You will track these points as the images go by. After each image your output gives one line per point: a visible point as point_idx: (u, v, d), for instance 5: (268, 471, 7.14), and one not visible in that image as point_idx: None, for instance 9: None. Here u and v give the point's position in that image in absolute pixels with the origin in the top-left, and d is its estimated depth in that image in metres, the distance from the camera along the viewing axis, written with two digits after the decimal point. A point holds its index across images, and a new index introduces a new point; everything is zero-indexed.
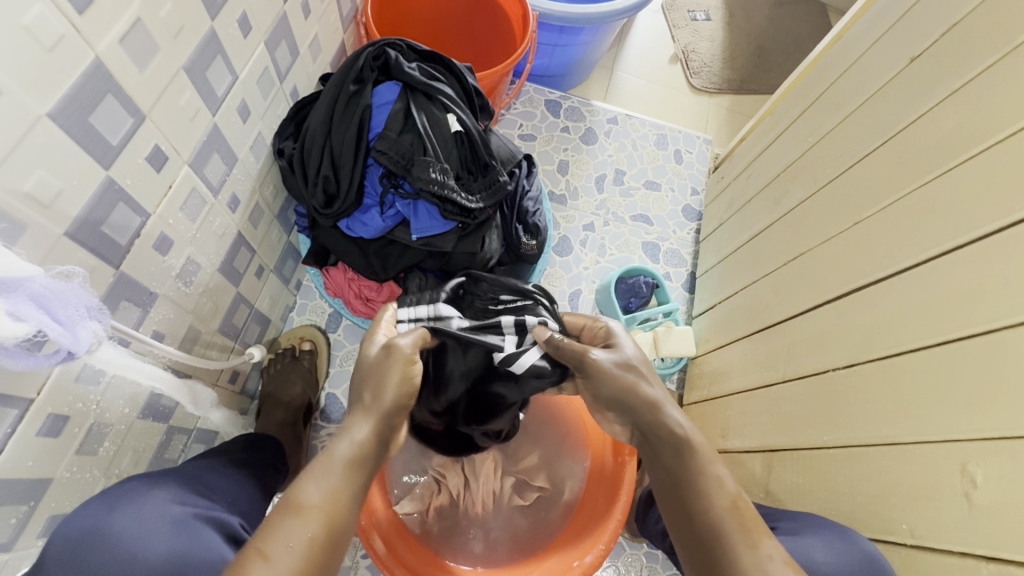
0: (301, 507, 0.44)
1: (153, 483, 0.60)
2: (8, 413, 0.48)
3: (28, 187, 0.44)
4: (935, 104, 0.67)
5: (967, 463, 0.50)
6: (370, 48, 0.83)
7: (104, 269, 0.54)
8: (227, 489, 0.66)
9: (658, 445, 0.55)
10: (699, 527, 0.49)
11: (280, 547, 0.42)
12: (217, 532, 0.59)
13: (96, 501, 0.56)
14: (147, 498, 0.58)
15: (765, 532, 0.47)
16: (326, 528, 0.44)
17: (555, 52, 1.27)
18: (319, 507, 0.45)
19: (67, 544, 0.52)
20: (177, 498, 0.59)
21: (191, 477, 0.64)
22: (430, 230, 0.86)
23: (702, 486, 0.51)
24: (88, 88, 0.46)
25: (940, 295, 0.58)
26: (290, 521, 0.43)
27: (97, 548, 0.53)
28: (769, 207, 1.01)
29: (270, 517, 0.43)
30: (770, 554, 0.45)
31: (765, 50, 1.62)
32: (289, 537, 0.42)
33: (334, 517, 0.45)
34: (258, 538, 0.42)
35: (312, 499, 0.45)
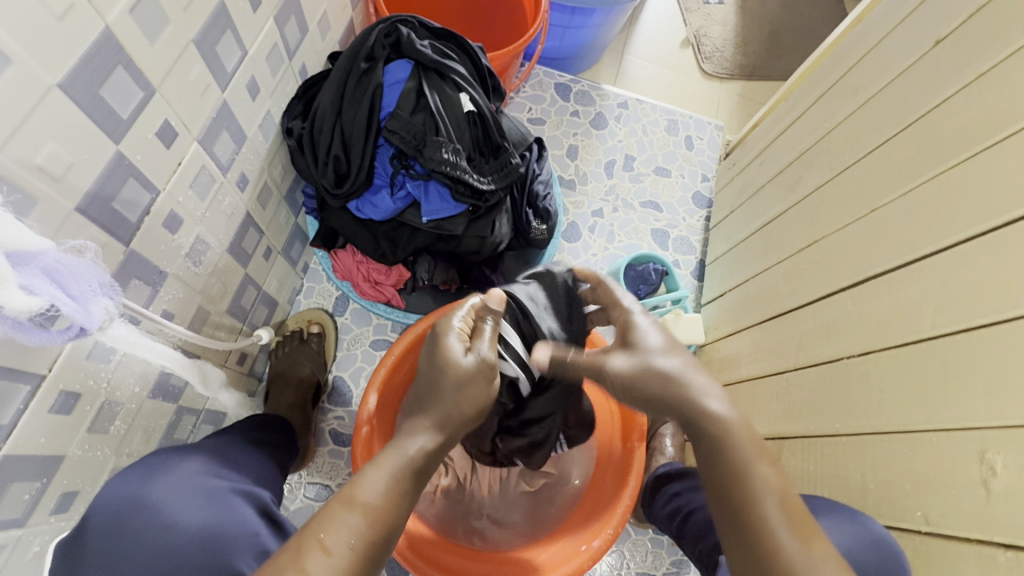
0: (361, 503, 0.45)
1: (183, 454, 0.61)
2: (19, 389, 0.47)
3: (39, 160, 0.43)
4: (959, 87, 0.65)
5: (986, 451, 0.50)
6: (381, 25, 0.82)
7: (115, 246, 0.53)
8: (249, 465, 0.67)
9: (706, 433, 0.54)
10: (749, 517, 0.48)
11: (338, 542, 0.42)
12: (251, 506, 0.59)
13: (132, 470, 0.57)
14: (179, 469, 0.58)
15: (815, 532, 0.47)
16: (381, 528, 0.45)
17: (565, 34, 1.24)
18: (379, 505, 0.46)
19: (107, 511, 0.53)
20: (204, 471, 0.60)
21: (217, 452, 0.64)
22: (441, 213, 0.85)
23: (753, 483, 0.50)
24: (98, 58, 0.45)
25: (960, 282, 0.57)
26: (349, 517, 0.44)
27: (140, 512, 0.53)
28: (782, 194, 0.99)
29: (330, 509, 0.44)
30: (822, 555, 0.45)
31: (779, 35, 1.59)
32: (346, 533, 0.43)
33: (389, 514, 0.46)
34: (317, 528, 0.43)
35: (373, 496, 0.46)
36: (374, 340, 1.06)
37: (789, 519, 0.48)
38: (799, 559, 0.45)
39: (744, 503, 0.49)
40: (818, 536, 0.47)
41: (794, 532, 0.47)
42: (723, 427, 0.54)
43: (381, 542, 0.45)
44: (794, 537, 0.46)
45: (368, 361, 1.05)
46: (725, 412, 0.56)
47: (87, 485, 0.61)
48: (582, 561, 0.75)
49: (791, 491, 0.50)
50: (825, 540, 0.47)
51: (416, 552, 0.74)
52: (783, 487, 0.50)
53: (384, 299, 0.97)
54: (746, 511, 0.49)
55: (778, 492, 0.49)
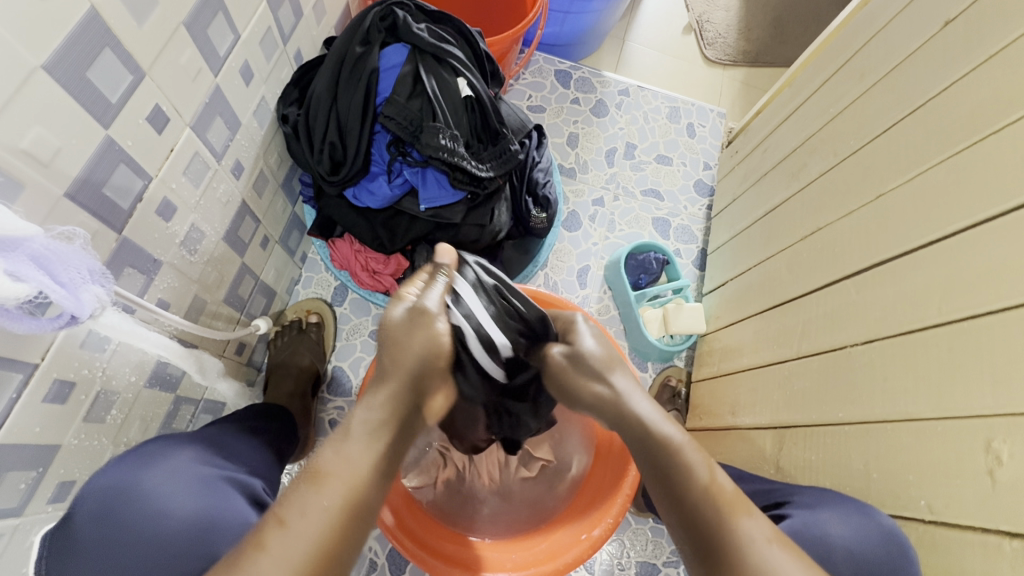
0: (318, 476, 0.45)
1: (177, 445, 0.60)
2: (12, 378, 0.47)
3: (25, 144, 0.42)
4: (967, 69, 0.64)
5: (992, 439, 0.49)
6: (377, 8, 0.80)
7: (107, 234, 0.53)
8: (243, 454, 0.66)
9: (631, 429, 0.55)
10: (681, 507, 0.48)
11: (294, 517, 0.42)
12: (242, 495, 0.58)
13: (123, 459, 0.57)
14: (175, 458, 0.58)
15: (744, 512, 0.46)
16: (346, 498, 0.44)
17: (566, 19, 1.22)
18: (340, 475, 0.45)
19: (99, 500, 0.53)
20: (195, 459, 0.59)
21: (212, 442, 0.64)
22: (439, 200, 0.84)
23: (685, 471, 0.50)
24: (84, 39, 0.44)
25: (966, 269, 0.56)
26: (307, 491, 0.43)
27: (130, 503, 0.53)
28: (785, 181, 0.98)
29: (291, 487, 0.44)
30: (751, 532, 0.45)
31: (783, 21, 1.56)
32: (304, 507, 0.43)
33: (356, 484, 0.45)
34: (278, 503, 0.43)
35: (331, 467, 0.45)
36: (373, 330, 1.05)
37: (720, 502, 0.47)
38: (732, 541, 0.44)
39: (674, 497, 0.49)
40: (750, 514, 0.46)
41: (723, 513, 0.46)
42: (649, 424, 0.54)
43: (350, 514, 0.44)
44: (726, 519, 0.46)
45: (367, 351, 1.04)
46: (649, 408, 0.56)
47: (84, 474, 0.60)
48: (582, 550, 0.74)
49: (720, 475, 0.50)
50: (758, 516, 0.47)
51: (416, 543, 0.73)
52: (711, 472, 0.50)
53: (383, 289, 0.94)
54: (679, 498, 0.49)
55: (705, 478, 0.49)
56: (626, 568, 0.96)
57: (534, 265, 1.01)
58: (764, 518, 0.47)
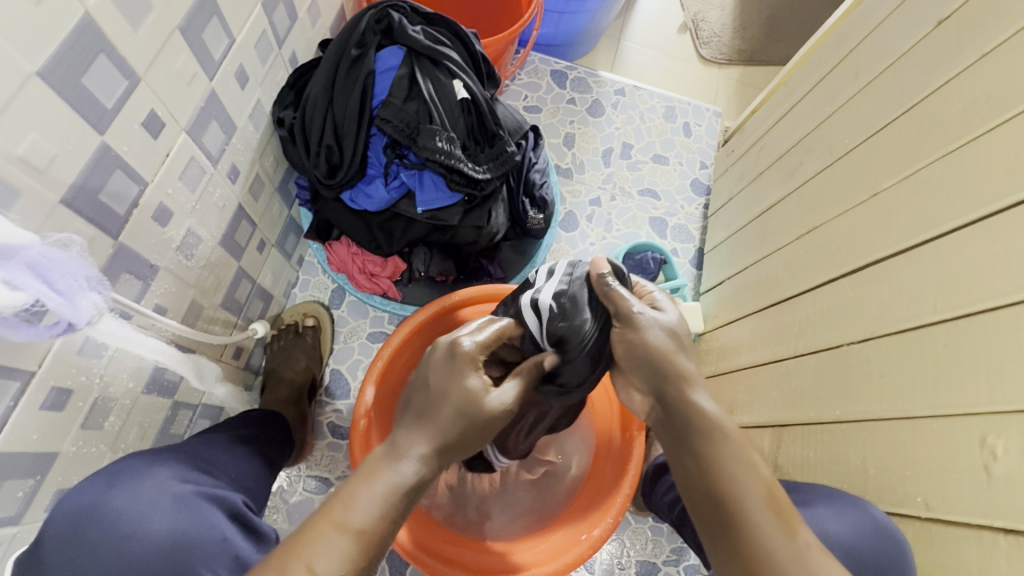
0: (344, 526, 0.43)
1: (154, 461, 0.59)
2: (9, 386, 0.46)
3: (20, 151, 0.42)
4: (961, 68, 0.64)
5: (987, 436, 0.50)
6: (372, 11, 0.80)
7: (104, 240, 0.52)
8: (227, 466, 0.66)
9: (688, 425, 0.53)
10: (731, 515, 0.48)
11: (323, 568, 0.41)
12: (221, 511, 0.58)
13: (92, 479, 0.56)
14: (151, 476, 0.57)
15: (799, 521, 0.47)
16: (366, 554, 0.43)
17: (561, 20, 1.22)
18: (367, 528, 0.43)
19: (65, 521, 0.52)
20: (173, 474, 0.59)
21: (192, 455, 0.63)
22: (436, 203, 0.84)
23: (741, 476, 0.49)
24: (78, 45, 0.44)
25: (961, 267, 0.57)
26: (332, 541, 0.42)
27: (97, 524, 0.52)
28: (781, 180, 0.98)
29: (315, 529, 0.43)
30: (804, 545, 0.45)
31: (777, 19, 1.56)
32: (331, 560, 0.41)
33: (380, 536, 0.44)
34: (305, 549, 0.42)
35: (361, 519, 0.43)
36: (371, 333, 1.05)
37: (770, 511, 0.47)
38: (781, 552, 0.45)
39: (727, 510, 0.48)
40: (796, 527, 0.46)
41: (781, 522, 0.46)
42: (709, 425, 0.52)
43: (367, 569, 0.43)
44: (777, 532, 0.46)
45: (366, 353, 1.04)
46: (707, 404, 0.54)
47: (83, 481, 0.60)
48: (582, 550, 0.74)
49: (772, 480, 0.49)
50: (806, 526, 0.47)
51: (418, 544, 0.74)
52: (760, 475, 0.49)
53: (381, 290, 0.96)
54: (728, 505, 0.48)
55: (754, 479, 0.49)
56: (626, 567, 0.97)
57: (532, 266, 1.01)
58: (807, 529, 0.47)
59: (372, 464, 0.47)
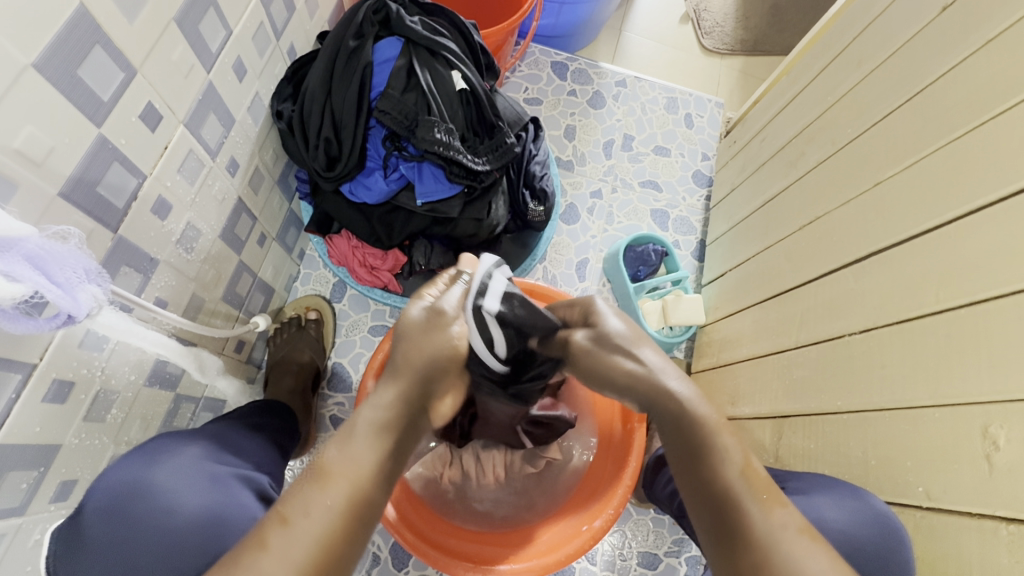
0: (323, 474, 0.43)
1: (184, 440, 0.60)
2: (10, 378, 0.47)
3: (17, 144, 0.42)
4: (965, 55, 0.63)
5: (990, 425, 0.49)
6: (370, 2, 0.80)
7: (103, 233, 0.53)
8: (251, 450, 0.66)
9: (678, 419, 0.52)
10: (715, 495, 0.47)
11: (297, 516, 0.41)
12: (250, 491, 0.59)
13: (132, 456, 0.57)
14: (182, 453, 0.58)
15: (778, 501, 0.46)
16: (347, 500, 0.43)
17: (561, 10, 1.21)
18: (343, 472, 0.44)
19: (105, 498, 0.53)
20: (204, 456, 0.59)
21: (217, 436, 0.64)
22: (436, 195, 0.83)
23: (716, 451, 0.49)
24: (73, 37, 0.44)
25: (964, 257, 0.56)
26: (312, 489, 0.42)
27: (140, 500, 0.53)
28: (784, 170, 0.97)
29: (295, 483, 0.43)
30: (783, 522, 0.44)
31: (780, 8, 1.54)
32: (309, 508, 0.41)
33: (360, 483, 0.44)
34: (281, 502, 0.42)
35: (336, 464, 0.44)
36: (373, 326, 1.05)
37: (753, 489, 0.47)
38: (766, 532, 0.44)
39: (721, 498, 0.46)
40: (784, 505, 0.46)
41: (755, 499, 0.46)
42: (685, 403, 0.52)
43: (349, 517, 0.42)
44: (759, 507, 0.45)
45: (367, 347, 1.04)
46: (684, 387, 0.54)
47: (87, 473, 0.61)
48: (583, 542, 0.75)
49: (752, 460, 0.49)
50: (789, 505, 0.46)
51: (419, 537, 0.74)
52: (746, 458, 0.49)
53: (382, 284, 0.95)
54: (722, 491, 0.47)
55: (739, 460, 0.48)
56: (628, 559, 0.97)
57: (533, 258, 1.01)
58: (794, 509, 0.46)
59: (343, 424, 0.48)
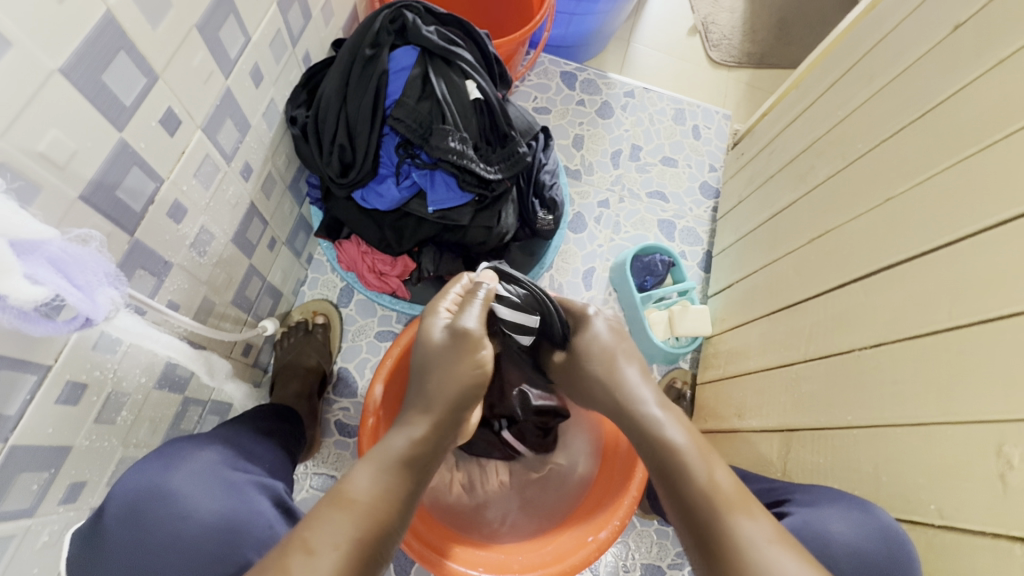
0: (345, 500, 0.47)
1: (197, 444, 0.60)
2: (26, 379, 0.47)
3: (41, 147, 0.42)
4: (978, 73, 0.64)
5: (1004, 444, 0.49)
6: (386, 11, 0.80)
7: (120, 236, 0.53)
8: (262, 455, 0.66)
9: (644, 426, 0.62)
10: (696, 522, 0.50)
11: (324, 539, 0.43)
12: (267, 498, 0.59)
13: (150, 460, 0.57)
14: (197, 458, 0.58)
15: (748, 512, 0.49)
16: (368, 524, 0.46)
17: (571, 21, 1.23)
18: (365, 501, 0.48)
19: (127, 498, 0.53)
20: (221, 461, 0.60)
21: (231, 441, 0.64)
22: (447, 203, 0.84)
23: (685, 475, 0.54)
24: (99, 43, 0.44)
25: (978, 274, 0.56)
26: (335, 512, 0.46)
27: (157, 503, 0.53)
28: (793, 183, 0.98)
29: (318, 508, 0.47)
30: (756, 532, 0.47)
31: (787, 22, 1.56)
32: (332, 533, 0.44)
33: (379, 511, 0.48)
34: (305, 528, 0.45)
35: (359, 493, 0.49)
36: (379, 331, 1.06)
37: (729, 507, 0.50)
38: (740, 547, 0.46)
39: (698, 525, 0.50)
40: (755, 516, 0.48)
41: (725, 514, 0.49)
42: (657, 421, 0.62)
43: (371, 541, 0.45)
44: (733, 525, 0.48)
45: (373, 352, 1.04)
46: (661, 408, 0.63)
47: (95, 475, 0.60)
48: (589, 552, 0.74)
49: (720, 477, 0.53)
50: (766, 516, 0.49)
51: (425, 543, 0.74)
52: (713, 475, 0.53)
53: (390, 289, 0.96)
54: (704, 521, 0.49)
55: (705, 480, 0.52)
56: (631, 570, 0.96)
57: (540, 268, 1.01)
58: (768, 519, 0.48)
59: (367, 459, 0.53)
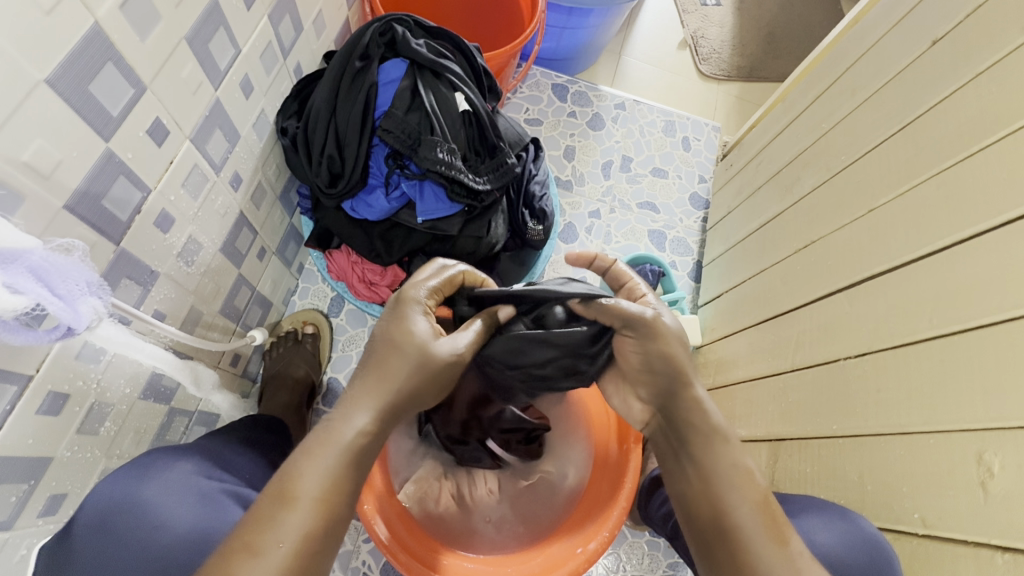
0: (292, 497, 0.42)
1: (177, 455, 0.60)
2: (6, 389, 0.47)
3: (25, 156, 0.43)
4: (955, 88, 0.65)
5: (985, 452, 0.49)
6: (377, 24, 0.82)
7: (105, 245, 0.53)
8: (243, 466, 0.66)
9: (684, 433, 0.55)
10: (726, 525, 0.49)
11: (272, 543, 0.40)
12: (243, 506, 0.58)
13: (123, 470, 0.57)
14: (172, 469, 0.58)
15: (790, 530, 0.49)
16: (316, 520, 0.42)
17: (562, 35, 1.25)
18: (316, 496, 0.43)
19: (104, 507, 0.53)
20: (196, 470, 0.59)
21: (213, 453, 0.64)
22: (436, 213, 0.84)
23: (730, 482, 0.51)
24: (87, 54, 0.45)
25: (958, 283, 0.57)
26: (281, 512, 0.42)
27: (131, 515, 0.53)
28: (779, 194, 0.99)
29: (262, 505, 0.42)
30: (799, 550, 0.47)
31: (775, 37, 1.59)
32: (279, 531, 0.41)
33: (333, 506, 0.44)
34: (246, 529, 0.41)
35: (309, 489, 0.43)
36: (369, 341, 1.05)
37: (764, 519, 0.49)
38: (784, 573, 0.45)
39: (722, 537, 0.49)
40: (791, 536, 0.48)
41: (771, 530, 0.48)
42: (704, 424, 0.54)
43: (321, 537, 0.42)
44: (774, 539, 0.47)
45: None
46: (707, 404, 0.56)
47: (76, 487, 0.60)
48: (577, 564, 0.74)
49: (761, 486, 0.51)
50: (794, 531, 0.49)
51: (413, 556, 0.73)
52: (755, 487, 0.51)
53: (379, 299, 0.96)
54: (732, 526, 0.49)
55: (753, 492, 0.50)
56: None
57: (531, 278, 1.01)
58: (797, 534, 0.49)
59: (314, 438, 0.46)
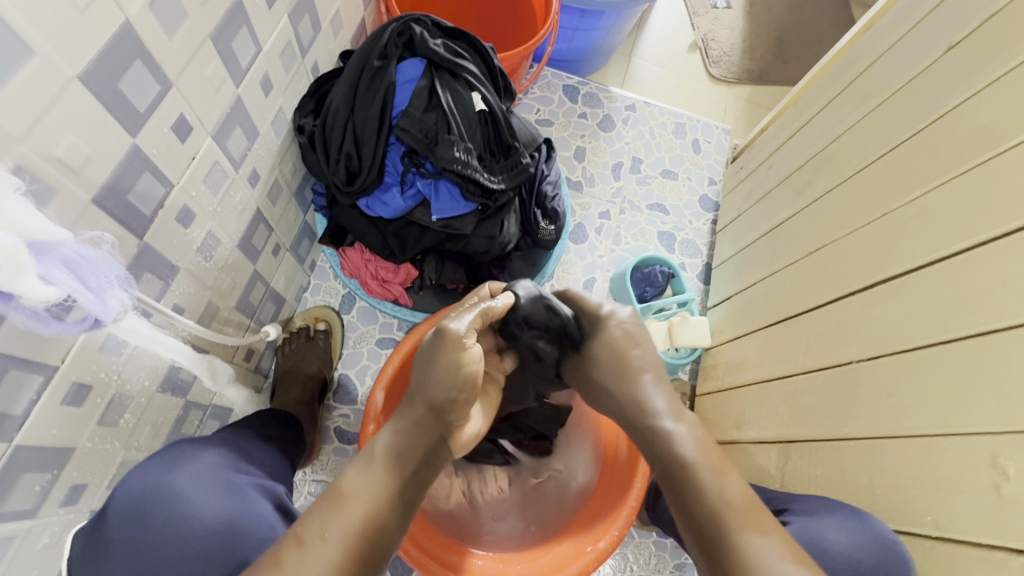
0: (341, 496, 0.49)
1: (200, 446, 0.61)
2: (33, 379, 0.47)
3: (58, 152, 0.43)
4: (970, 93, 0.66)
5: (998, 455, 0.50)
6: (395, 24, 0.82)
7: (129, 239, 0.54)
8: (262, 459, 0.67)
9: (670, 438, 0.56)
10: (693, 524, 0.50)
11: (314, 534, 0.45)
12: (268, 500, 0.59)
13: (151, 460, 0.58)
14: (199, 460, 0.58)
15: (759, 525, 0.48)
16: (362, 520, 0.47)
17: (574, 36, 1.25)
18: (359, 494, 0.49)
19: (129, 497, 0.54)
20: (218, 462, 0.60)
21: (233, 445, 0.65)
22: (451, 212, 0.85)
23: (694, 482, 0.52)
24: (118, 51, 0.46)
25: (972, 287, 0.57)
26: (329, 511, 0.47)
27: (161, 504, 0.54)
28: (791, 197, 0.99)
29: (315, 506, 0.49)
30: (761, 544, 0.46)
31: (785, 41, 1.59)
32: (322, 524, 0.46)
33: (372, 507, 0.48)
34: (300, 524, 0.47)
35: (354, 490, 0.49)
36: (380, 339, 1.06)
37: (733, 516, 0.49)
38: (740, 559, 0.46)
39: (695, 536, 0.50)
40: (765, 531, 0.47)
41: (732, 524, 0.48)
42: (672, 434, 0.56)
43: (362, 537, 0.47)
44: (738, 532, 0.47)
45: (374, 359, 1.05)
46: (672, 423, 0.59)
47: (96, 478, 0.61)
48: (587, 562, 0.74)
49: (733, 489, 0.52)
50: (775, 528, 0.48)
51: (423, 551, 0.74)
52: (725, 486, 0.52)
53: (392, 296, 0.97)
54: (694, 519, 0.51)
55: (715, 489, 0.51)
56: None
57: (541, 277, 1.01)
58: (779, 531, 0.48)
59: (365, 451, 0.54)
